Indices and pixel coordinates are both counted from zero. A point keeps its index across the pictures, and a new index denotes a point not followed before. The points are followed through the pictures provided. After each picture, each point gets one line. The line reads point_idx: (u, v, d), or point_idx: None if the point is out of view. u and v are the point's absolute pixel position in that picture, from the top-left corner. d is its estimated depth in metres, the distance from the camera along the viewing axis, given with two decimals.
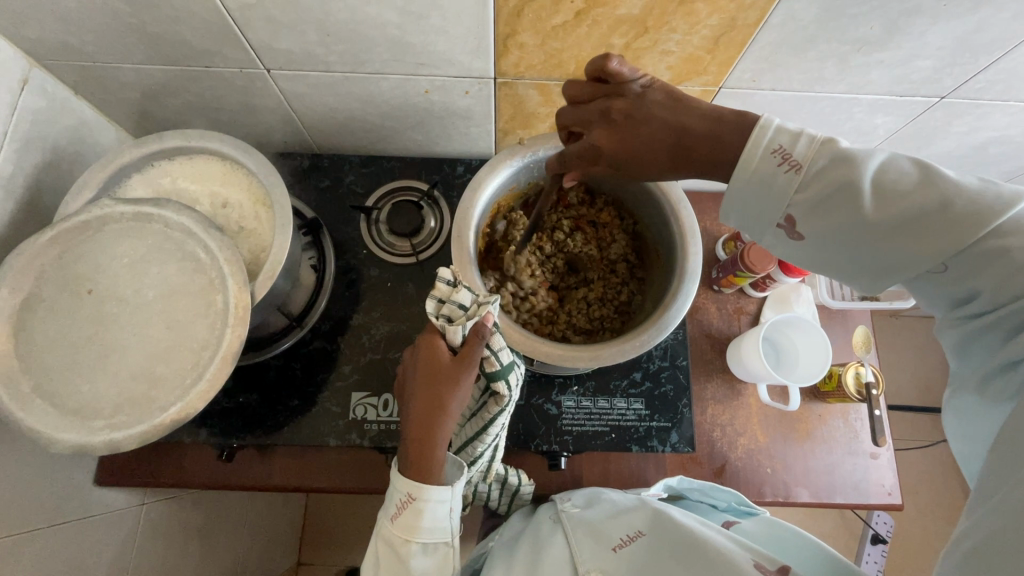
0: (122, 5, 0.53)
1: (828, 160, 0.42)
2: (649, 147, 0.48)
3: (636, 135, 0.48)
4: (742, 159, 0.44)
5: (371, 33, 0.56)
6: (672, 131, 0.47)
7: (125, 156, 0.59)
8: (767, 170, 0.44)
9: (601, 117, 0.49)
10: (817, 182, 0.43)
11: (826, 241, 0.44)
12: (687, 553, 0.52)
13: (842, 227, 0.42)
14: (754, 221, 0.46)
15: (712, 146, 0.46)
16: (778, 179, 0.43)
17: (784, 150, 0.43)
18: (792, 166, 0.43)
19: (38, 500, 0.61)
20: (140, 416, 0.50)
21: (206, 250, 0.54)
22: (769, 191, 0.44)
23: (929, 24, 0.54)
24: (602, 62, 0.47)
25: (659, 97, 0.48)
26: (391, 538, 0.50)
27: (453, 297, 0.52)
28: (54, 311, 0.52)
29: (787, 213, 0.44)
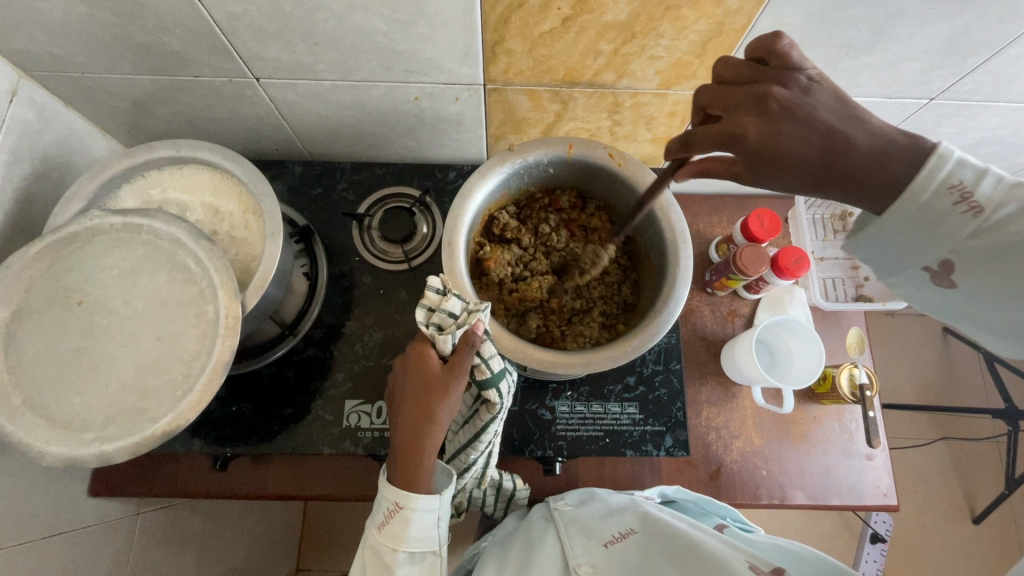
0: (110, 15, 0.53)
1: (1017, 208, 0.39)
2: (801, 141, 0.42)
3: (788, 127, 0.42)
4: (911, 187, 0.40)
5: (359, 42, 0.56)
6: (832, 133, 0.41)
7: (114, 167, 0.59)
8: (941, 209, 0.40)
9: (753, 99, 0.44)
10: (994, 232, 0.40)
11: (982, 293, 0.42)
12: (677, 553, 0.53)
13: (1007, 283, 0.41)
14: (904, 259, 0.44)
15: (878, 164, 0.41)
16: (951, 220, 0.40)
17: (965, 188, 0.39)
18: (973, 208, 0.39)
19: (30, 512, 0.61)
20: (130, 428, 0.50)
21: (197, 261, 0.54)
22: (931, 236, 0.41)
23: (915, 27, 0.54)
24: (773, 40, 0.44)
25: (828, 93, 0.43)
26: (377, 546, 0.50)
27: (443, 306, 0.51)
28: (43, 323, 0.52)
29: (944, 259, 0.42)
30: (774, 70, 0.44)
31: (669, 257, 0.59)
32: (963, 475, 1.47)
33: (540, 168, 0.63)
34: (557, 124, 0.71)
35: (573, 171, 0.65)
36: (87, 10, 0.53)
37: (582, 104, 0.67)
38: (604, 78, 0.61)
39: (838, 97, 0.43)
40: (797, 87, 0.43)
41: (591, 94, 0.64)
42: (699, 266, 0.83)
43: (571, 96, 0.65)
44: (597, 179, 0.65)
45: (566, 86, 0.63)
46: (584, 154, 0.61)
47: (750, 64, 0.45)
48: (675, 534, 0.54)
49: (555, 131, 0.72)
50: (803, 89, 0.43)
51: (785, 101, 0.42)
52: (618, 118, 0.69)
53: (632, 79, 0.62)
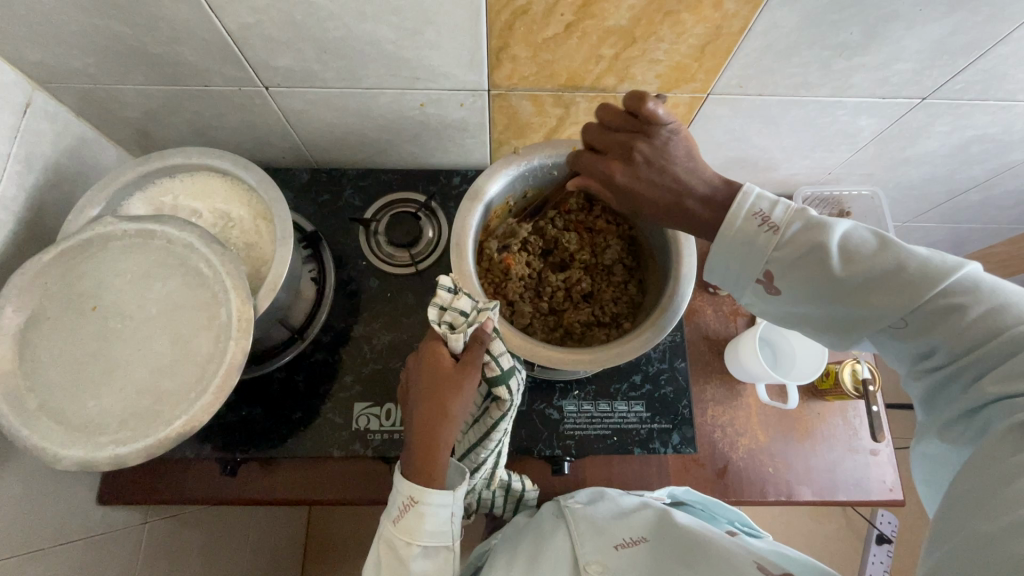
0: (124, 27, 0.54)
1: (801, 226, 0.48)
2: (648, 194, 0.51)
3: (647, 178, 0.50)
4: (725, 227, 0.48)
5: (367, 49, 0.57)
6: (673, 187, 0.50)
7: (127, 174, 0.60)
8: (749, 231, 0.48)
9: (622, 149, 0.51)
10: (792, 244, 0.47)
11: (802, 299, 0.48)
12: (688, 557, 0.52)
13: (814, 286, 0.47)
14: (737, 275, 0.51)
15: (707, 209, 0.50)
16: (758, 238, 0.48)
17: (764, 214, 0.48)
18: (772, 228, 0.48)
19: (41, 519, 0.61)
20: (145, 430, 0.50)
21: (209, 264, 0.55)
22: (750, 247, 0.49)
23: (906, 28, 0.56)
24: (637, 102, 0.48)
25: (681, 146, 0.50)
26: (392, 540, 0.50)
27: (454, 305, 0.52)
28: (57, 328, 0.53)
29: (767, 269, 0.49)
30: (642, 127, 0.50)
31: (674, 254, 0.61)
32: None
33: (546, 170, 0.65)
34: (559, 128, 0.72)
35: None
36: (102, 22, 0.54)
37: (584, 109, 0.68)
38: (606, 82, 0.63)
39: (688, 153, 0.50)
40: (651, 142, 0.50)
41: (593, 98, 0.66)
42: (701, 265, 0.85)
43: (573, 100, 0.66)
44: None
45: (569, 91, 0.64)
46: None
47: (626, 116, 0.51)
48: (686, 541, 0.54)
49: (557, 134, 0.74)
50: (660, 146, 0.50)
51: (643, 157, 0.50)
52: None
53: (633, 82, 0.63)
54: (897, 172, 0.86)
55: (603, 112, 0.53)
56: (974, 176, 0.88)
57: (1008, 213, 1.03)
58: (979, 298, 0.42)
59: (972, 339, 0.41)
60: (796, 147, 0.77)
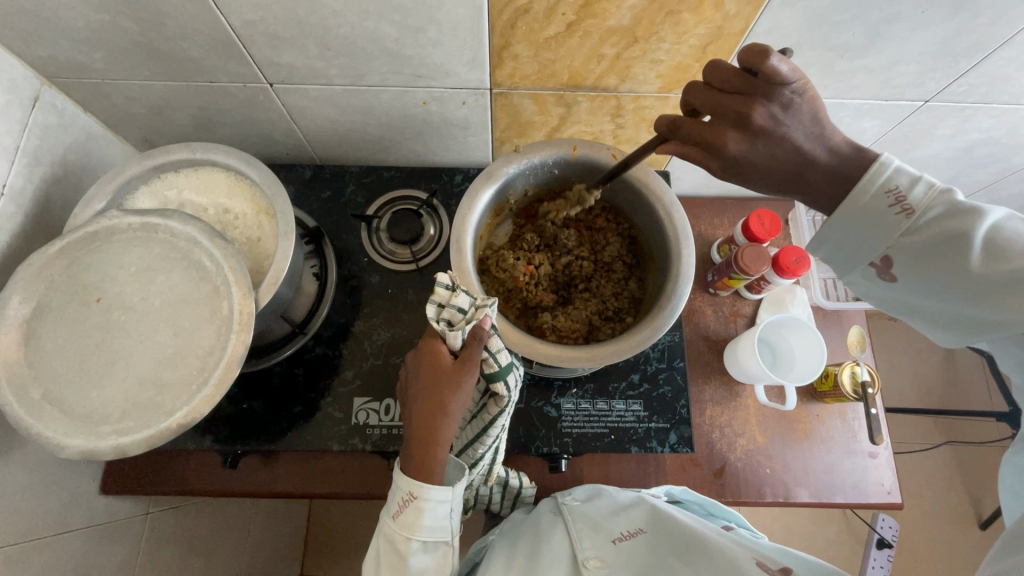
0: (131, 23, 0.55)
1: (942, 210, 0.44)
2: (770, 164, 0.48)
3: (763, 145, 0.47)
4: (852, 194, 0.46)
5: (370, 46, 0.58)
6: (801, 155, 0.47)
7: (132, 168, 0.61)
8: (878, 208, 0.46)
9: (733, 114, 0.46)
10: (923, 230, 0.44)
11: (920, 287, 0.46)
12: (686, 551, 0.53)
13: (941, 276, 0.44)
14: (848, 256, 0.49)
15: (828, 178, 0.47)
16: (887, 218, 0.46)
17: (898, 192, 0.45)
18: (906, 209, 0.45)
19: (44, 508, 0.62)
20: (146, 421, 0.51)
21: (212, 258, 0.56)
22: (876, 227, 0.46)
23: (908, 31, 0.55)
24: (760, 57, 0.43)
25: (803, 111, 0.46)
26: (391, 534, 0.51)
27: (453, 301, 0.52)
28: (62, 319, 0.54)
29: (887, 253, 0.47)
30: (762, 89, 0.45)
31: (672, 254, 0.61)
32: (969, 480, 1.46)
33: (545, 168, 0.65)
34: (561, 127, 0.72)
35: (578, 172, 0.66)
36: (109, 18, 0.55)
37: (586, 108, 0.68)
38: (608, 81, 0.63)
39: (813, 116, 0.47)
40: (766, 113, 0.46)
41: (595, 97, 0.66)
42: (702, 266, 0.85)
43: (575, 99, 0.66)
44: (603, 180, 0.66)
45: (571, 90, 0.65)
46: (588, 155, 0.63)
47: (739, 73, 0.46)
48: (683, 535, 0.55)
49: (559, 133, 0.74)
50: (782, 109, 0.46)
51: (762, 124, 0.46)
52: (620, 121, 0.71)
53: (634, 82, 0.63)
54: None
55: (710, 70, 0.48)
56: (978, 180, 0.88)
57: None
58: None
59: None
60: None
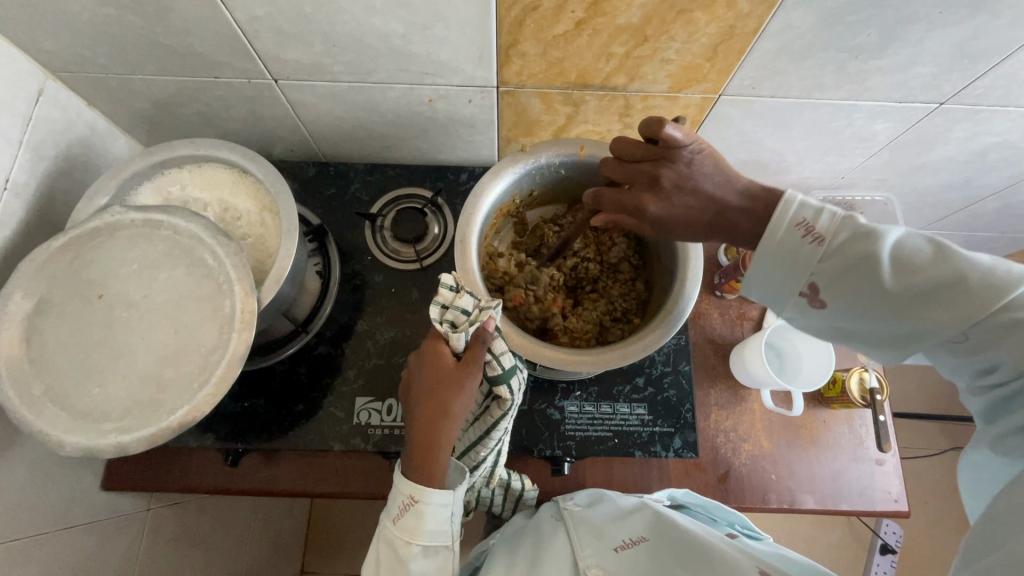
0: (136, 18, 0.55)
1: (848, 235, 0.44)
2: (688, 215, 0.49)
3: (677, 201, 0.49)
4: (767, 234, 0.46)
5: (376, 43, 0.57)
6: (709, 202, 0.48)
7: (135, 164, 0.60)
8: (793, 242, 0.45)
9: (646, 179, 0.51)
10: (840, 255, 0.44)
11: (846, 313, 0.45)
12: (689, 560, 0.52)
13: (864, 298, 0.44)
14: (776, 290, 0.48)
15: (750, 219, 0.47)
16: (804, 250, 0.45)
17: (806, 222, 0.45)
18: (817, 238, 0.45)
19: (45, 504, 0.62)
20: (147, 419, 0.51)
21: (214, 256, 0.55)
22: (795, 260, 0.46)
23: (925, 31, 0.54)
24: (656, 128, 0.49)
25: (705, 163, 0.49)
26: (393, 539, 0.50)
27: (456, 303, 0.52)
28: (64, 315, 0.53)
29: (811, 281, 0.46)
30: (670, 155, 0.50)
31: (680, 256, 0.60)
32: None
33: (552, 169, 0.64)
34: (568, 127, 0.72)
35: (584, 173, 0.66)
36: (114, 12, 0.54)
37: (594, 108, 0.68)
38: (616, 80, 0.62)
39: (716, 168, 0.49)
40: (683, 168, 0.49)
41: (603, 97, 0.65)
42: (709, 268, 0.84)
43: (582, 98, 0.66)
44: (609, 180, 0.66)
45: (578, 89, 0.64)
46: (594, 155, 0.62)
47: (643, 146, 0.52)
48: (687, 543, 0.54)
49: (566, 133, 0.73)
50: (685, 168, 0.49)
51: (671, 184, 0.49)
52: (628, 121, 0.70)
53: (643, 82, 0.62)
54: (912, 179, 0.85)
55: (621, 146, 0.54)
56: (992, 184, 0.87)
57: None
58: None
59: None
60: (809, 150, 0.76)
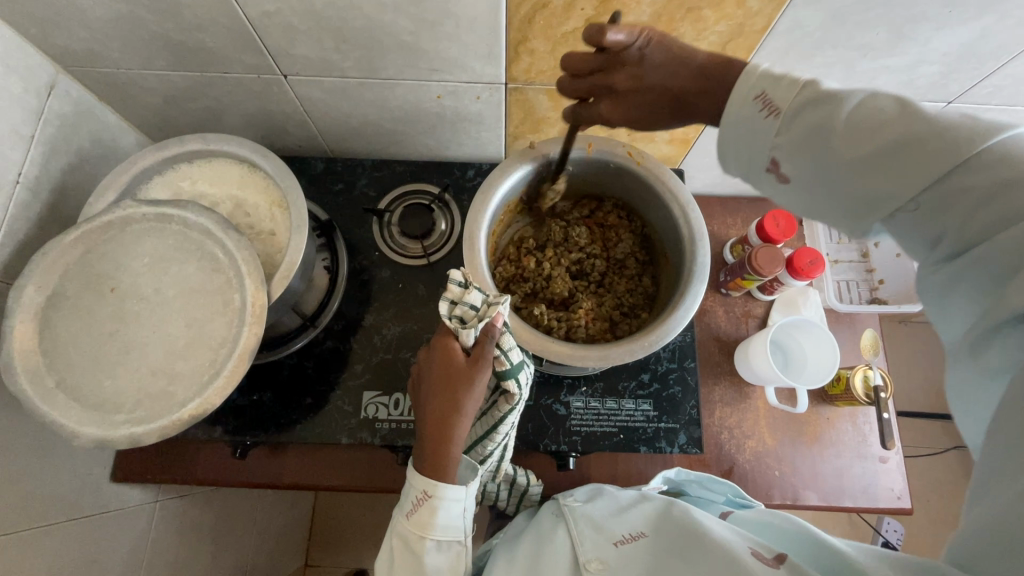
0: (147, 13, 0.55)
1: (806, 102, 0.42)
2: (652, 112, 0.50)
3: (636, 104, 0.50)
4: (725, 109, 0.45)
5: (386, 39, 0.57)
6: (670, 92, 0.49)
7: (146, 159, 0.61)
8: (747, 116, 0.44)
9: (603, 88, 0.51)
10: (798, 124, 0.42)
11: (808, 185, 0.43)
12: (685, 548, 0.50)
13: (817, 168, 0.42)
14: (745, 169, 0.47)
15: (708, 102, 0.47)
16: (759, 124, 0.44)
17: (767, 95, 0.44)
18: (773, 111, 0.43)
19: (56, 495, 0.62)
20: (159, 411, 0.51)
21: (225, 250, 0.56)
22: (750, 134, 0.45)
23: (933, 30, 0.54)
24: (597, 36, 0.46)
25: (658, 55, 0.48)
26: (405, 534, 0.50)
27: (465, 298, 0.53)
28: (78, 308, 0.54)
29: (771, 156, 0.45)
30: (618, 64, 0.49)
31: (687, 252, 0.60)
32: None
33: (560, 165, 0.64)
34: None
35: (592, 168, 0.66)
36: (125, 8, 0.54)
37: None
38: None
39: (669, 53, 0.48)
40: (636, 70, 0.49)
41: None
42: (714, 266, 0.84)
43: None
44: (618, 176, 0.65)
45: None
46: (603, 152, 0.62)
47: (593, 58, 0.50)
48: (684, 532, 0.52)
49: None
50: (637, 68, 0.49)
51: (627, 89, 0.49)
52: None
53: None
54: None
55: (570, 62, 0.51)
56: None
57: None
58: (1015, 163, 0.34)
59: (998, 214, 0.34)
60: None
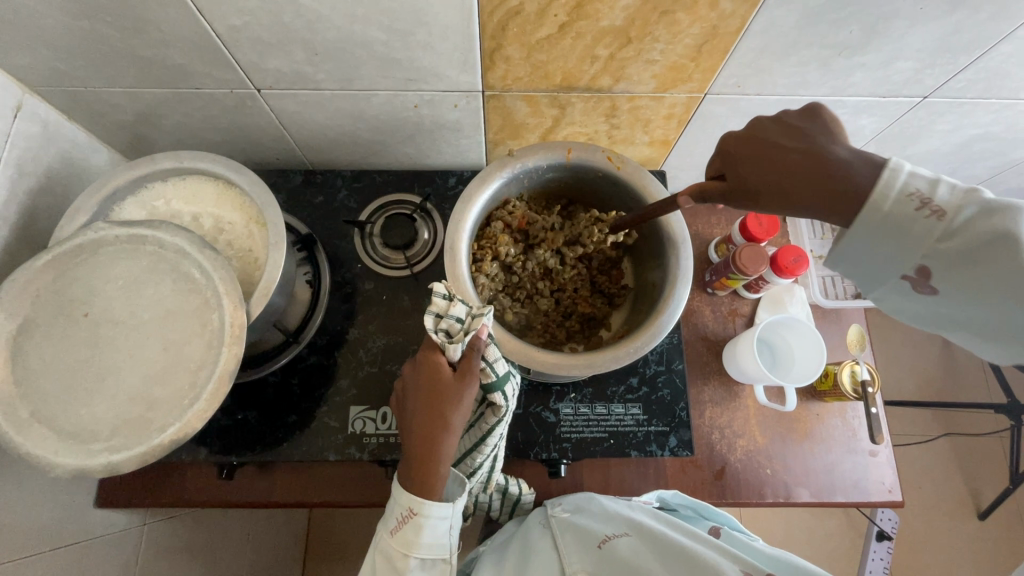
0: (111, 30, 0.54)
1: (972, 209, 0.42)
2: (771, 173, 0.49)
3: (759, 158, 0.50)
4: (877, 193, 0.44)
5: (358, 50, 0.56)
6: (805, 160, 0.48)
7: (118, 178, 0.59)
8: (904, 214, 0.43)
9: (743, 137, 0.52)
10: (962, 234, 0.42)
11: (965, 300, 0.44)
12: (670, 553, 0.52)
13: (977, 283, 0.42)
14: (879, 268, 0.47)
15: (846, 184, 0.45)
16: (918, 224, 0.43)
17: (924, 195, 0.43)
18: (934, 212, 0.43)
19: (38, 525, 0.61)
20: (138, 437, 0.50)
21: (201, 270, 0.55)
22: (907, 237, 0.44)
23: (906, 27, 0.54)
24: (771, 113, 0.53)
25: (822, 131, 0.48)
26: (387, 550, 0.50)
27: (450, 311, 0.52)
28: (50, 335, 0.53)
29: (921, 264, 0.45)
30: (769, 120, 0.52)
31: (669, 258, 0.60)
32: (967, 472, 1.47)
33: (539, 172, 0.64)
34: (555, 129, 0.72)
35: (570, 175, 0.65)
36: (89, 25, 0.53)
37: (580, 109, 0.67)
38: (602, 82, 0.62)
39: (833, 136, 0.48)
40: (783, 130, 0.50)
41: (588, 99, 0.65)
42: (699, 265, 0.84)
43: (568, 101, 0.65)
44: (597, 181, 0.65)
45: (564, 92, 0.64)
46: (582, 158, 0.62)
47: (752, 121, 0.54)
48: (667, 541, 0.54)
49: (553, 135, 0.73)
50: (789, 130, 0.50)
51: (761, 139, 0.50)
52: (615, 121, 0.70)
53: (629, 83, 0.62)
54: None
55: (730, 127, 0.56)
56: (975, 175, 0.87)
57: None
58: None
59: None
60: None
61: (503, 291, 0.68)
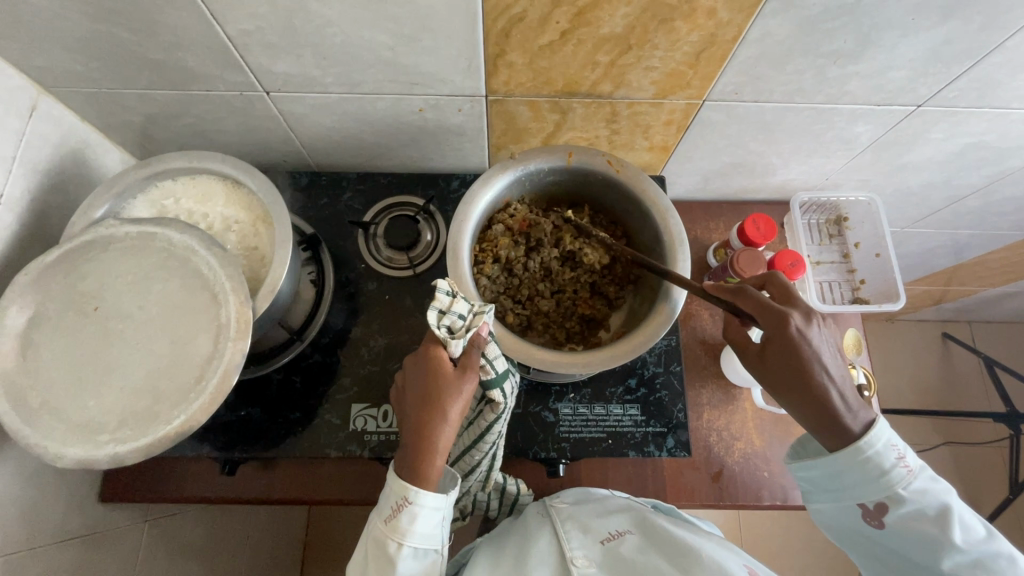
0: (126, 33, 0.55)
1: (930, 493, 0.52)
2: (787, 367, 0.54)
3: (781, 355, 0.54)
4: (852, 425, 0.53)
5: (365, 54, 0.58)
6: (819, 387, 0.53)
7: (130, 177, 0.61)
8: (876, 454, 0.52)
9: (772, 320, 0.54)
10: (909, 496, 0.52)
11: (902, 527, 0.52)
12: (673, 554, 0.53)
13: (916, 525, 0.52)
14: (840, 486, 0.55)
15: (837, 441, 0.54)
16: (887, 470, 0.52)
17: (903, 456, 0.53)
18: (906, 467, 0.52)
19: (41, 517, 0.62)
20: (144, 429, 0.51)
21: (208, 267, 0.56)
22: (870, 463, 0.52)
23: (899, 37, 0.56)
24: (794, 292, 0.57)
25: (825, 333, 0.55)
26: (381, 538, 0.50)
27: (453, 308, 0.53)
28: (61, 329, 0.54)
29: (882, 498, 0.53)
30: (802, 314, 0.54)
31: (667, 258, 0.61)
32: (968, 481, 1.47)
33: (540, 175, 0.65)
34: (556, 134, 0.73)
35: (570, 177, 0.67)
36: (104, 28, 0.55)
37: (581, 115, 0.69)
38: (602, 88, 0.63)
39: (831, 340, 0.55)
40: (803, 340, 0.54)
41: (589, 104, 0.67)
42: (697, 270, 0.86)
43: (570, 106, 0.67)
44: (597, 183, 0.66)
45: (565, 97, 0.65)
46: (583, 161, 0.63)
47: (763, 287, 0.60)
48: (673, 543, 0.54)
49: (554, 140, 0.75)
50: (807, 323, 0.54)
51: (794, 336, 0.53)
52: (615, 127, 0.72)
53: (629, 89, 0.64)
54: (895, 179, 0.86)
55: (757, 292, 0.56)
56: (972, 184, 0.88)
57: (1008, 220, 1.02)
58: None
59: None
60: (793, 152, 0.77)
61: (505, 292, 0.69)
